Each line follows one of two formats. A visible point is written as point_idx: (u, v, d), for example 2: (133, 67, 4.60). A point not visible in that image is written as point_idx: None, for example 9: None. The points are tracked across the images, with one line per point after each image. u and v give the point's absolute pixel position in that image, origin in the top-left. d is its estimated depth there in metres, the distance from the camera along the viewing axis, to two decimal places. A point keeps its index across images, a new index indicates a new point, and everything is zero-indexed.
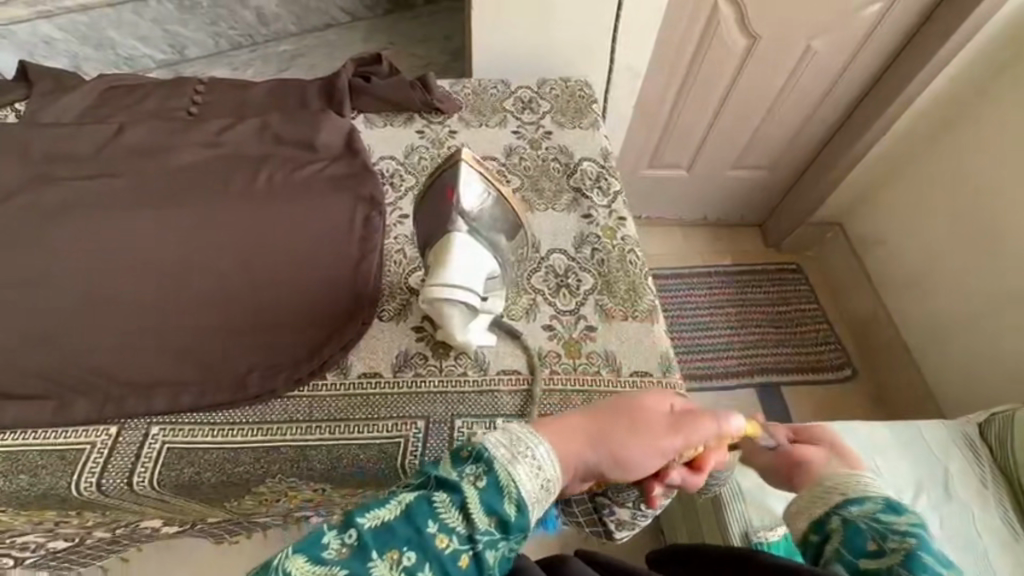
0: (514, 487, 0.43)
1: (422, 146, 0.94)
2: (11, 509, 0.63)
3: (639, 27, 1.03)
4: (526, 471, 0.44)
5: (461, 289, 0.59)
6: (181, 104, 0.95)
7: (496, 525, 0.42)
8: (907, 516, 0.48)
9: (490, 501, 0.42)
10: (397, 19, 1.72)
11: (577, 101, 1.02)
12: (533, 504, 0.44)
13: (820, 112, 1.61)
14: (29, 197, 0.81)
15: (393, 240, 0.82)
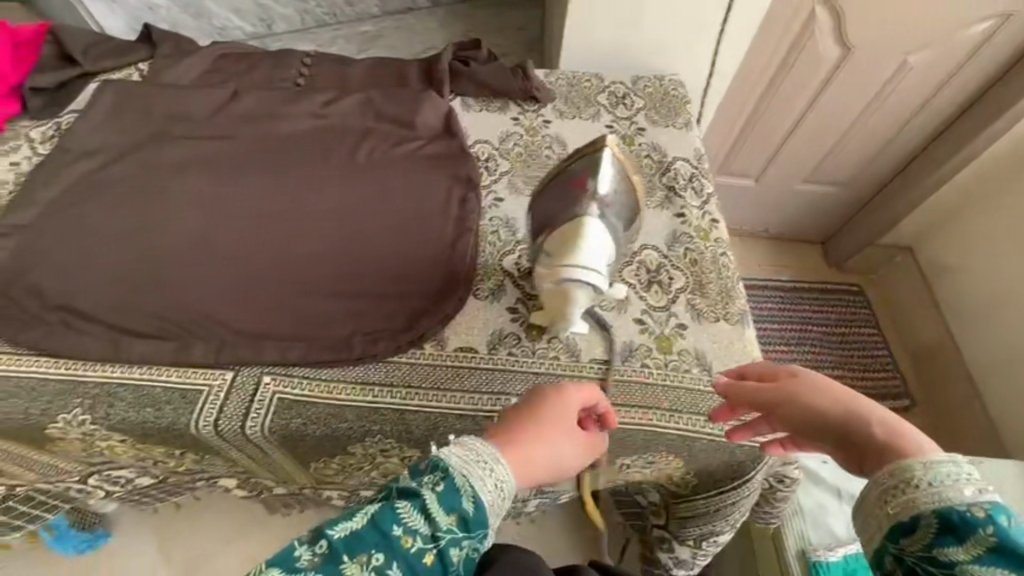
0: (469, 487, 0.46)
1: (516, 133, 0.95)
2: (129, 438, 0.67)
3: (737, 31, 1.01)
4: (478, 471, 0.48)
5: (594, 268, 0.60)
6: (288, 76, 0.99)
7: (455, 523, 0.45)
8: (973, 545, 0.36)
9: (450, 500, 0.45)
10: (478, 7, 1.74)
11: (670, 100, 1.02)
12: (490, 503, 0.47)
13: (906, 131, 1.56)
14: (151, 152, 0.86)
15: (488, 222, 0.84)
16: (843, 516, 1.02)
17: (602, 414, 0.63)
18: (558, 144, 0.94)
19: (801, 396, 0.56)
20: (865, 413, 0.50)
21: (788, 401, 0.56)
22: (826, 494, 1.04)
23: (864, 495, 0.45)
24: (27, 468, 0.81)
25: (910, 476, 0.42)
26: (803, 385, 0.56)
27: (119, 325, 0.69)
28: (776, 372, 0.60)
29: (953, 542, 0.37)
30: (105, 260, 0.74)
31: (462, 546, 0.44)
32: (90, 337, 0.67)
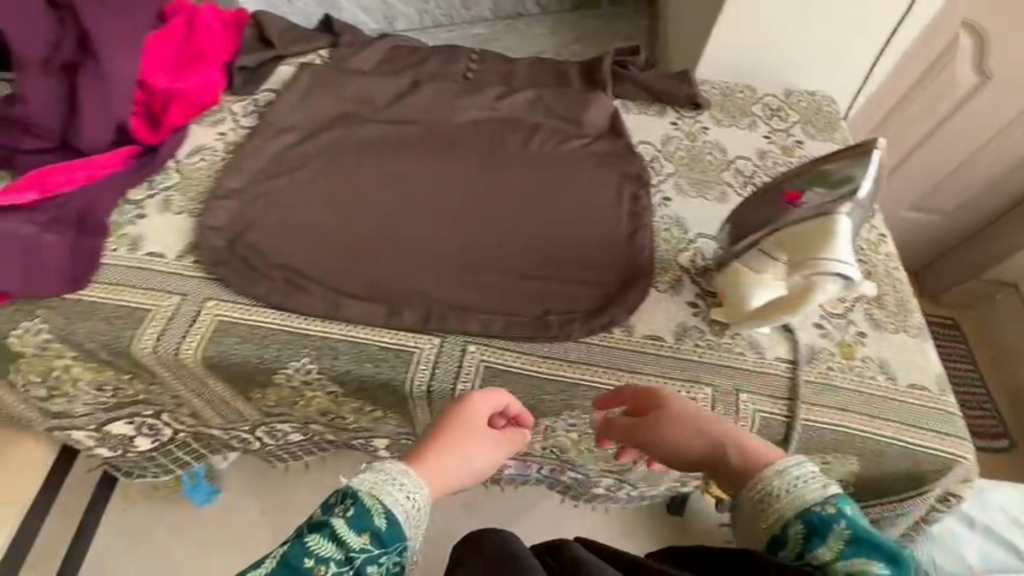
0: (380, 507, 0.51)
1: (677, 137, 0.97)
2: (340, 391, 0.73)
3: (869, 45, 1.11)
4: (388, 489, 0.53)
5: (847, 261, 0.61)
6: (457, 70, 1.05)
7: (368, 541, 0.50)
8: (834, 541, 0.46)
9: (361, 521, 0.50)
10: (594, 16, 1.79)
11: (825, 115, 1.03)
12: (407, 518, 0.52)
13: None
14: (343, 131, 0.92)
15: (660, 219, 0.86)
16: (977, 548, 1.00)
17: (513, 416, 0.67)
18: (718, 150, 0.96)
19: (668, 431, 0.61)
20: (729, 444, 0.57)
21: (655, 434, 0.62)
22: (957, 524, 1.02)
23: (744, 515, 0.53)
24: (215, 414, 0.87)
25: (771, 485, 0.52)
26: (673, 418, 0.62)
27: (335, 287, 0.74)
28: (645, 396, 0.65)
29: (818, 542, 0.47)
30: (315, 225, 0.80)
31: (382, 561, 0.50)
32: (312, 295, 0.73)
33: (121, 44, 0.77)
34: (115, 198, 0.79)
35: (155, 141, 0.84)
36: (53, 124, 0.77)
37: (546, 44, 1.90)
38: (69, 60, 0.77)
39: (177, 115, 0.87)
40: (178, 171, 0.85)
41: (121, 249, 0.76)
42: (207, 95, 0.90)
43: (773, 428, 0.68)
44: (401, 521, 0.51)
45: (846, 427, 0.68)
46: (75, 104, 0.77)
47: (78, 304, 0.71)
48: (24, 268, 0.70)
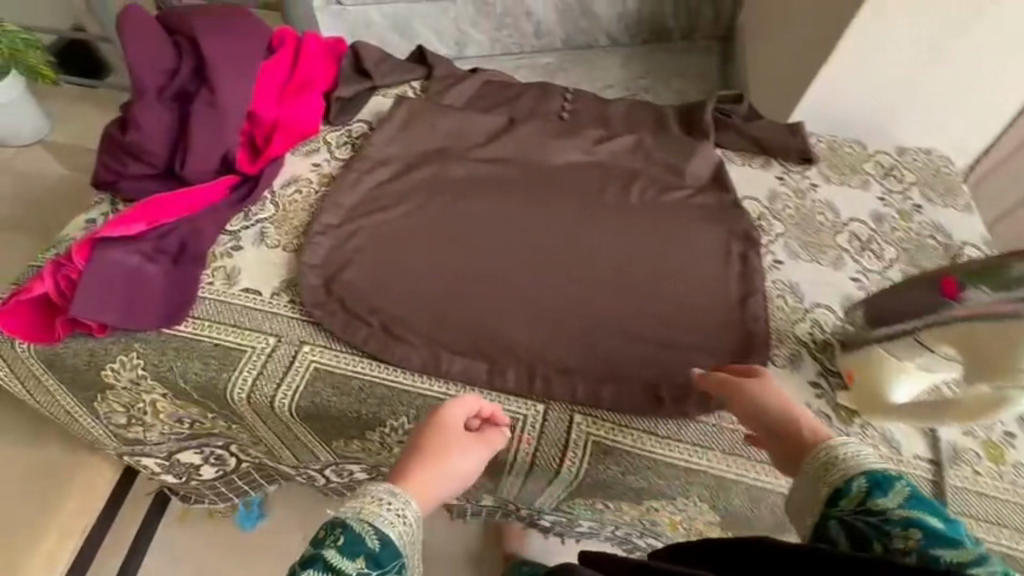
0: (371, 527, 0.49)
1: (783, 193, 0.92)
2: None
3: (987, 118, 1.08)
4: (378, 510, 0.50)
5: None
6: (552, 109, 1.01)
7: (365, 564, 0.47)
8: (896, 495, 0.45)
9: (354, 546, 0.47)
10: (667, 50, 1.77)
11: (943, 178, 0.96)
12: (400, 535, 0.50)
13: None
14: (438, 169, 0.90)
15: (772, 284, 0.81)
16: None
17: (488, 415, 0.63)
18: (830, 210, 0.90)
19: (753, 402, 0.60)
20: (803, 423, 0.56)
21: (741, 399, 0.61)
22: None
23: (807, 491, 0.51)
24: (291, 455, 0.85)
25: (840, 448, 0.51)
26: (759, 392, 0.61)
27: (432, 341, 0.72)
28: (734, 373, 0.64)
29: (882, 493, 0.46)
30: (411, 270, 0.77)
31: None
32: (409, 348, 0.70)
33: (236, 72, 0.77)
34: (215, 228, 0.76)
35: (255, 171, 0.83)
36: (161, 151, 0.76)
37: (617, 77, 1.86)
38: (184, 87, 0.76)
39: (278, 145, 0.85)
40: (274, 203, 0.83)
41: (216, 283, 0.74)
42: (309, 123, 0.88)
43: None
44: (396, 540, 0.49)
45: (994, 542, 0.61)
46: (185, 132, 0.76)
47: (173, 340, 0.69)
48: (123, 299, 0.68)
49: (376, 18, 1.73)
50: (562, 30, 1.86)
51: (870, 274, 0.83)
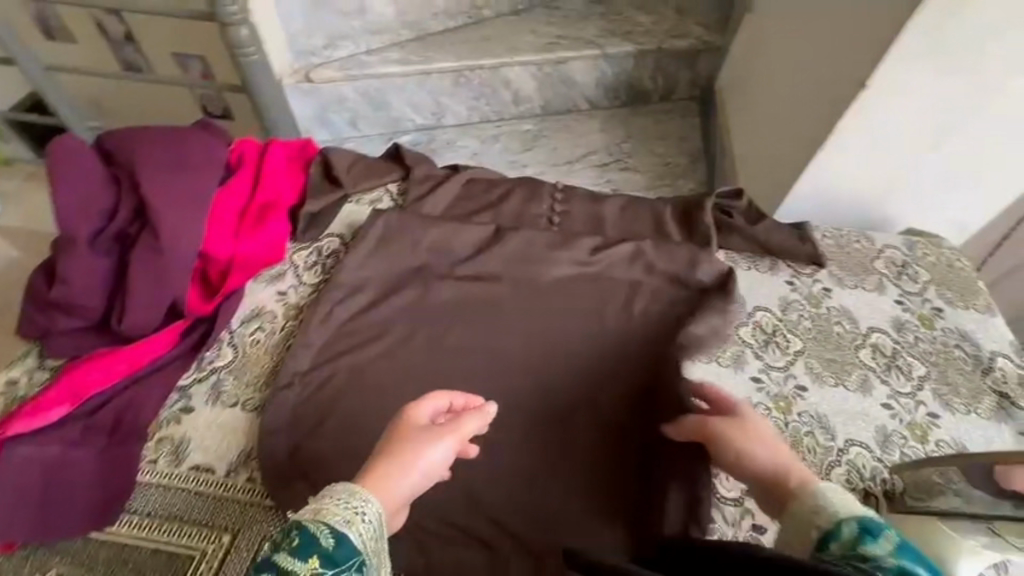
0: (322, 524, 0.43)
1: (797, 301, 0.84)
2: None
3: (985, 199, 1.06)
4: (336, 507, 0.45)
5: None
6: (541, 211, 0.93)
7: (316, 565, 0.41)
8: (888, 542, 0.44)
9: (305, 545, 0.42)
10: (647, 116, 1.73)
11: (959, 275, 0.90)
12: (358, 537, 0.44)
13: None
14: (417, 294, 0.79)
15: (798, 417, 0.73)
16: None
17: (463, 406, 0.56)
18: (848, 319, 0.83)
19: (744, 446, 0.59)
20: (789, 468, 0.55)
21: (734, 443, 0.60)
22: None
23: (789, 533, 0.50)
24: None
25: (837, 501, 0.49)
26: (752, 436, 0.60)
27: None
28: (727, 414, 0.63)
29: (875, 540, 0.44)
30: (393, 430, 0.67)
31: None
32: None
33: (183, 210, 0.67)
34: (160, 390, 0.66)
35: (209, 310, 0.72)
36: (95, 303, 0.65)
37: (598, 141, 1.82)
38: (124, 229, 0.66)
39: (237, 277, 0.75)
40: (232, 345, 0.72)
41: (159, 461, 0.62)
42: (272, 249, 0.79)
43: None
44: (353, 537, 0.44)
45: None
46: (125, 282, 0.65)
47: (109, 544, 0.58)
48: (42, 493, 0.59)
49: (349, 95, 1.66)
50: (540, 97, 1.82)
51: (901, 397, 0.75)
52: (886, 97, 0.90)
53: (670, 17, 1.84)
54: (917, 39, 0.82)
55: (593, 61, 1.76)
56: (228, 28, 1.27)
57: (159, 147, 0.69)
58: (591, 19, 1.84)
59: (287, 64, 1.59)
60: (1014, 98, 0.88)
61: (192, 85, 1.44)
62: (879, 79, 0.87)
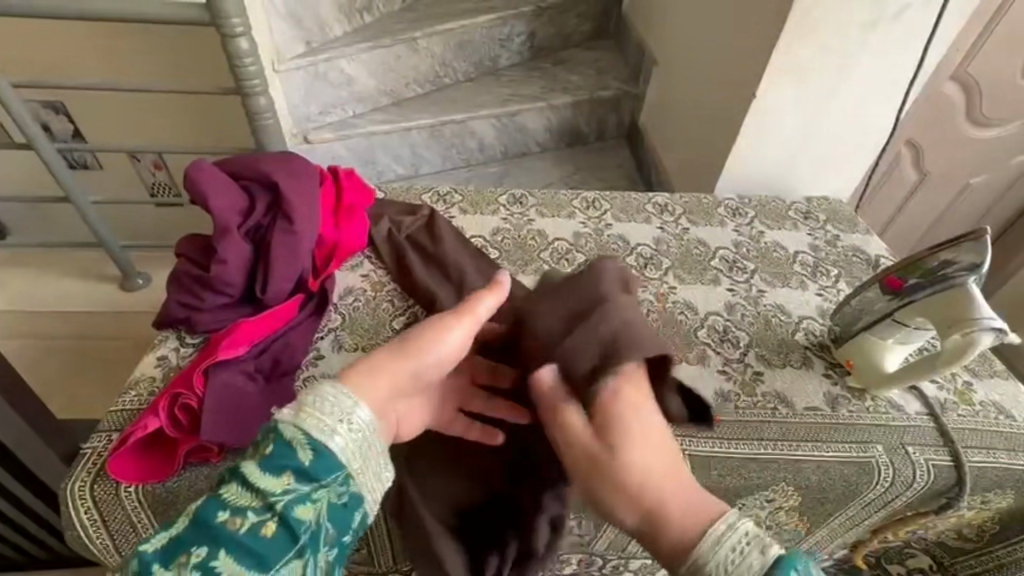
0: (305, 438, 0.52)
1: (743, 241, 1.16)
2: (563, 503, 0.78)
3: (853, 169, 1.48)
4: (330, 425, 0.53)
5: (991, 317, 0.71)
6: (545, 205, 1.21)
7: (290, 481, 0.50)
8: None
9: (285, 459, 0.51)
10: (582, 167, 2.20)
11: (844, 214, 1.26)
12: (338, 455, 0.53)
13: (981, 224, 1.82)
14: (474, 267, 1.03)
15: (765, 307, 1.01)
16: None
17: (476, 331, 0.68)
18: (781, 247, 1.15)
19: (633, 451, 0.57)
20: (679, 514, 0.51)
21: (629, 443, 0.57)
22: None
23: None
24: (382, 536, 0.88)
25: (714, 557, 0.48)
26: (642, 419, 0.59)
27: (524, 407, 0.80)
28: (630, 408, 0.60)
29: None
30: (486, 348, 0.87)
31: (316, 496, 0.51)
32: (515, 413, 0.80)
33: (303, 205, 0.87)
34: (299, 341, 0.82)
35: (318, 285, 0.89)
36: (237, 279, 0.82)
37: (553, 175, 2.17)
38: (257, 223, 0.85)
39: (335, 262, 0.93)
40: (341, 312, 0.90)
41: (311, 392, 0.79)
42: (357, 240, 0.97)
43: (948, 472, 0.78)
44: (336, 452, 0.53)
45: (992, 462, 0.80)
46: (263, 259, 0.83)
47: None
48: (234, 418, 0.70)
49: (341, 151, 1.92)
50: (500, 144, 2.16)
51: (827, 289, 1.07)
52: (768, 101, 1.35)
53: (593, 75, 2.22)
54: (781, 54, 1.26)
55: (541, 111, 2.11)
56: (251, 98, 1.50)
57: (276, 163, 0.90)
58: (531, 81, 2.19)
59: (290, 129, 1.86)
60: (850, 91, 1.32)
61: (210, 152, 1.63)
62: (763, 88, 1.33)
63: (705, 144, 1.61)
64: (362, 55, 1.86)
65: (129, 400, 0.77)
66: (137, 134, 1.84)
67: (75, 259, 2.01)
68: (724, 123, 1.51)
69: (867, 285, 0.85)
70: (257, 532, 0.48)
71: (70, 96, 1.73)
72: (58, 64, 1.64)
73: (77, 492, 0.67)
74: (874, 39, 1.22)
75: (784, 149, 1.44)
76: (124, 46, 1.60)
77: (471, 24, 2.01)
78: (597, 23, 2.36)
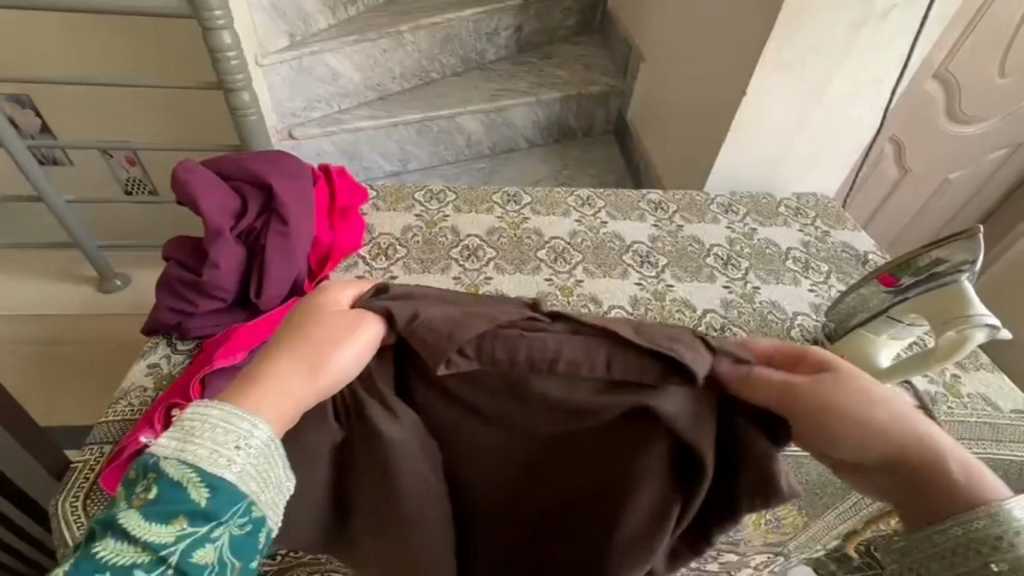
0: (194, 474, 0.43)
1: (736, 237, 1.17)
2: None
3: (840, 165, 1.51)
4: (210, 451, 0.44)
5: (985, 313, 0.72)
6: (539, 204, 1.20)
7: (181, 526, 0.41)
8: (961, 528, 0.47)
9: (169, 503, 0.41)
10: (569, 163, 2.21)
11: (832, 210, 1.28)
12: (239, 485, 0.44)
13: (957, 218, 1.88)
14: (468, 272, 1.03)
15: (761, 304, 1.02)
16: None
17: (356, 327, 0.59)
18: (773, 244, 1.17)
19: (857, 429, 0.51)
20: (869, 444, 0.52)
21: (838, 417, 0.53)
22: None
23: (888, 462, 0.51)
24: None
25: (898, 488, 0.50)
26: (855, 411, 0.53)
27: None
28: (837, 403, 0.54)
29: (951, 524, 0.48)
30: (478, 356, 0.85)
31: (214, 536, 0.42)
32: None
33: (299, 206, 0.85)
34: None
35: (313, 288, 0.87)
36: (231, 283, 0.80)
37: (543, 170, 2.17)
38: (250, 226, 0.82)
39: (331, 264, 0.90)
40: None
41: None
42: (351, 243, 0.95)
43: None
44: (235, 482, 0.44)
45: (982, 454, 0.82)
46: (257, 263, 0.81)
47: None
48: None
49: (327, 147, 1.88)
50: (488, 139, 2.14)
51: (819, 285, 1.09)
52: (756, 99, 1.36)
53: (580, 70, 2.22)
54: (771, 52, 1.27)
55: (530, 106, 2.10)
56: (233, 92, 1.45)
57: (267, 164, 0.88)
58: (518, 75, 2.17)
59: (273, 125, 1.82)
60: (837, 91, 1.34)
61: (192, 149, 1.58)
62: (754, 86, 1.34)
63: (695, 141, 1.62)
64: (348, 48, 1.81)
65: (121, 411, 0.74)
66: (113, 131, 1.77)
67: (50, 260, 1.93)
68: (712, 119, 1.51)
69: (862, 282, 0.86)
70: None
71: (39, 91, 1.65)
72: (27, 59, 1.57)
73: (70, 510, 0.65)
74: (861, 39, 1.24)
75: (773, 147, 1.46)
76: (98, 41, 1.54)
77: (458, 17, 1.98)
78: (583, 17, 2.34)
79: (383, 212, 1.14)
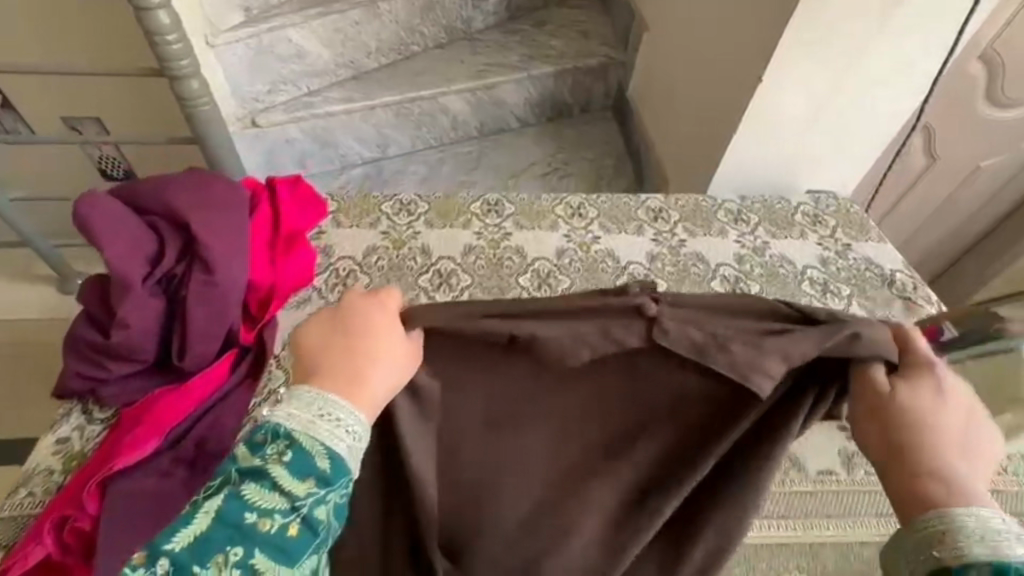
0: (320, 446, 0.51)
1: (746, 254, 1.03)
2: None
3: (861, 159, 1.34)
4: (334, 432, 0.52)
5: None
6: (523, 216, 1.06)
7: (312, 484, 0.50)
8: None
9: (303, 466, 0.50)
10: (563, 143, 2.03)
11: (855, 217, 1.13)
12: (352, 456, 0.53)
13: (988, 207, 1.71)
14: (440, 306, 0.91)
15: None
16: None
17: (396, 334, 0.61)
18: (787, 261, 1.03)
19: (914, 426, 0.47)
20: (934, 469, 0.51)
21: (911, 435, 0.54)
22: None
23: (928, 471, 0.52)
24: None
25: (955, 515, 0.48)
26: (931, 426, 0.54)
27: (509, 503, 0.71)
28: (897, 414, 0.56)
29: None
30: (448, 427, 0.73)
31: (327, 499, 0.51)
32: (498, 503, 0.71)
33: (227, 244, 0.71)
34: (231, 414, 0.68)
35: (252, 338, 0.74)
36: (149, 343, 0.68)
37: (536, 153, 1.99)
38: (170, 271, 0.69)
39: (275, 304, 0.77)
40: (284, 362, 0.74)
41: None
42: (301, 274, 0.81)
43: None
44: (348, 457, 0.52)
45: None
46: (178, 317, 0.69)
47: None
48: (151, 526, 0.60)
49: (297, 134, 1.70)
50: (475, 119, 1.95)
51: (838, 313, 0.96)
52: (770, 92, 1.19)
53: (576, 39, 2.00)
54: (789, 39, 1.09)
55: (521, 83, 1.90)
56: (178, 81, 1.28)
57: (190, 190, 0.74)
58: (508, 46, 1.96)
59: (234, 112, 1.64)
60: (862, 80, 1.16)
61: (141, 144, 1.42)
62: (768, 78, 1.16)
63: (700, 133, 1.44)
64: (313, 21, 1.61)
65: (21, 501, 0.64)
66: (55, 119, 1.60)
67: (5, 258, 1.80)
68: (720, 106, 1.33)
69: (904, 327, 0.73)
70: (281, 535, 0.48)
71: None
72: None
73: None
74: (896, 20, 1.06)
75: (787, 143, 1.30)
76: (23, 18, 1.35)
77: None
78: None
79: (346, 228, 1.00)
